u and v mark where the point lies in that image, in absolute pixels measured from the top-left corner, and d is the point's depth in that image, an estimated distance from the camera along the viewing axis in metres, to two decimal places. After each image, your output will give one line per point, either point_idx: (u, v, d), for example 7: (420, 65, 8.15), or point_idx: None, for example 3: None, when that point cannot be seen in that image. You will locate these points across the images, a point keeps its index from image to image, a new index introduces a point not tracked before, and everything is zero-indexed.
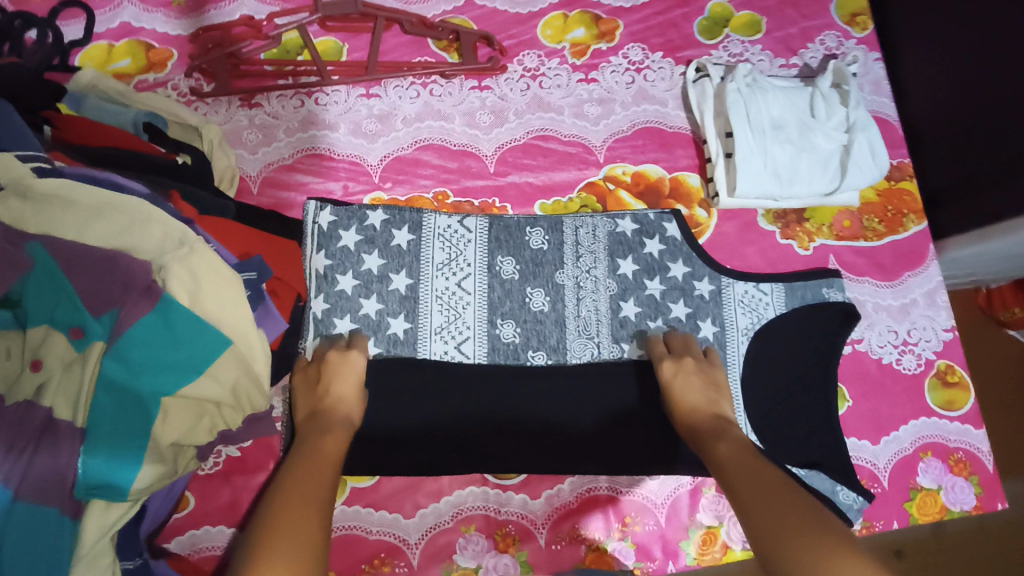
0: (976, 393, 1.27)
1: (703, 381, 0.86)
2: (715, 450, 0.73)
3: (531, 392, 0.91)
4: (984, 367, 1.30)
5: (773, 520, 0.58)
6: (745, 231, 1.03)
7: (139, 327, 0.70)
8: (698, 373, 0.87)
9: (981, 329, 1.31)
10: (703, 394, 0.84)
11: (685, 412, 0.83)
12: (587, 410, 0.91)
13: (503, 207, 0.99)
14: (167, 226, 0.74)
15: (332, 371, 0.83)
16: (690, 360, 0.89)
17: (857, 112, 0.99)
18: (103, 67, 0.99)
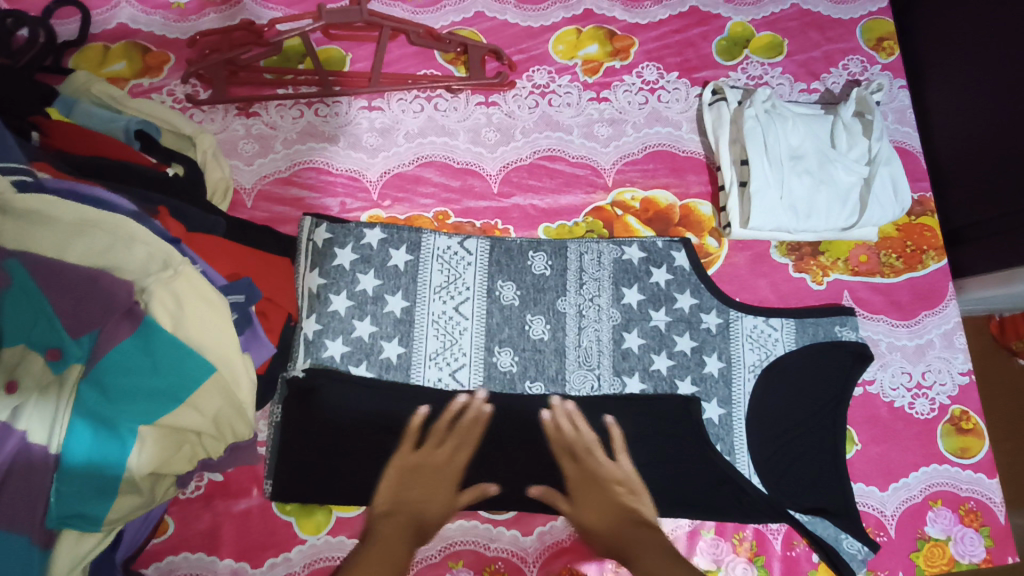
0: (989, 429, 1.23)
1: (602, 495, 0.87)
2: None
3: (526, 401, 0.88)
4: (998, 402, 1.25)
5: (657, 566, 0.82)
6: (756, 263, 0.99)
7: (119, 353, 0.67)
8: (597, 485, 0.87)
9: (996, 362, 1.26)
10: (608, 506, 0.86)
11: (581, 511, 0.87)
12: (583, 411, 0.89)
13: (505, 229, 0.95)
14: (151, 246, 0.71)
15: (427, 479, 0.85)
16: (587, 465, 0.87)
17: (880, 144, 0.95)
18: (98, 69, 0.95)
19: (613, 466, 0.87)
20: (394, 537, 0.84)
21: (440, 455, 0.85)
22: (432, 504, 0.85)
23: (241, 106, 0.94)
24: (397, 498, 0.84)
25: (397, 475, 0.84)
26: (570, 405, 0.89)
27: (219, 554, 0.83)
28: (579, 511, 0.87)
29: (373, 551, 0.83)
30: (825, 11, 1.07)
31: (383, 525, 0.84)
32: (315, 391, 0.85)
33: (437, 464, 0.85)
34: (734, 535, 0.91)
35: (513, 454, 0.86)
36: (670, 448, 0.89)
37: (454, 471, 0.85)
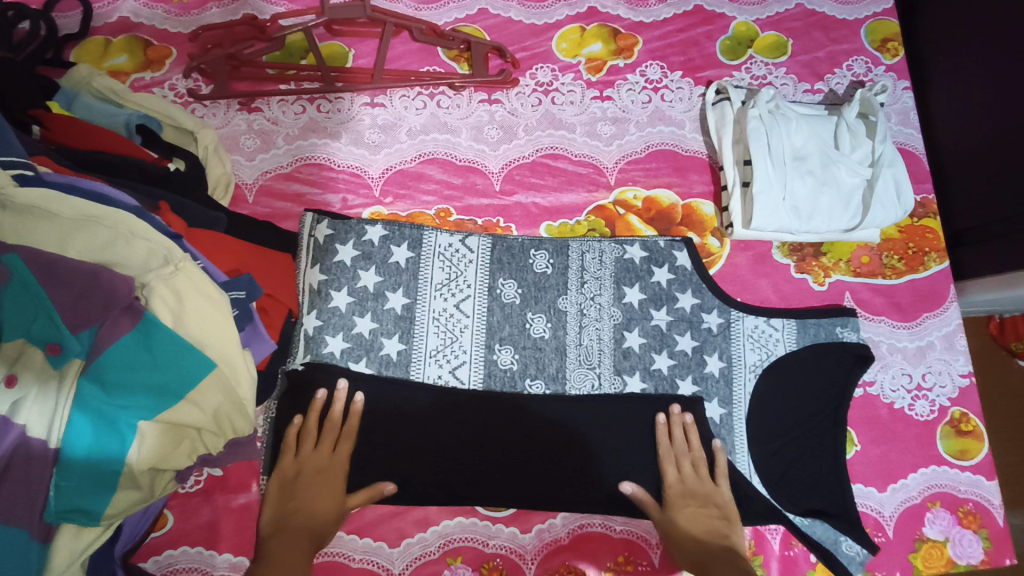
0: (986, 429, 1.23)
1: (696, 510, 0.85)
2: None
3: (528, 409, 0.88)
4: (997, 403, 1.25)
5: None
6: (758, 263, 0.99)
7: (119, 349, 0.67)
8: (696, 499, 0.86)
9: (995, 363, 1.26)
10: (707, 525, 0.84)
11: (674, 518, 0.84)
12: (602, 423, 0.88)
13: (507, 227, 0.95)
14: (152, 242, 0.71)
15: (308, 484, 0.82)
16: (690, 478, 0.86)
17: (884, 146, 0.94)
18: (99, 63, 0.94)
19: (716, 490, 0.87)
20: (293, 550, 0.76)
21: (322, 456, 0.83)
22: (316, 513, 0.80)
23: (243, 101, 0.94)
24: (285, 509, 0.80)
25: (280, 485, 0.82)
26: (688, 417, 0.89)
27: (218, 548, 0.83)
28: (674, 521, 0.84)
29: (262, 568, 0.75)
30: (829, 12, 1.07)
31: (273, 542, 0.77)
32: (314, 384, 0.86)
33: (320, 463, 0.83)
34: None
35: (512, 449, 0.87)
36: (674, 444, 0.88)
37: (339, 467, 0.83)
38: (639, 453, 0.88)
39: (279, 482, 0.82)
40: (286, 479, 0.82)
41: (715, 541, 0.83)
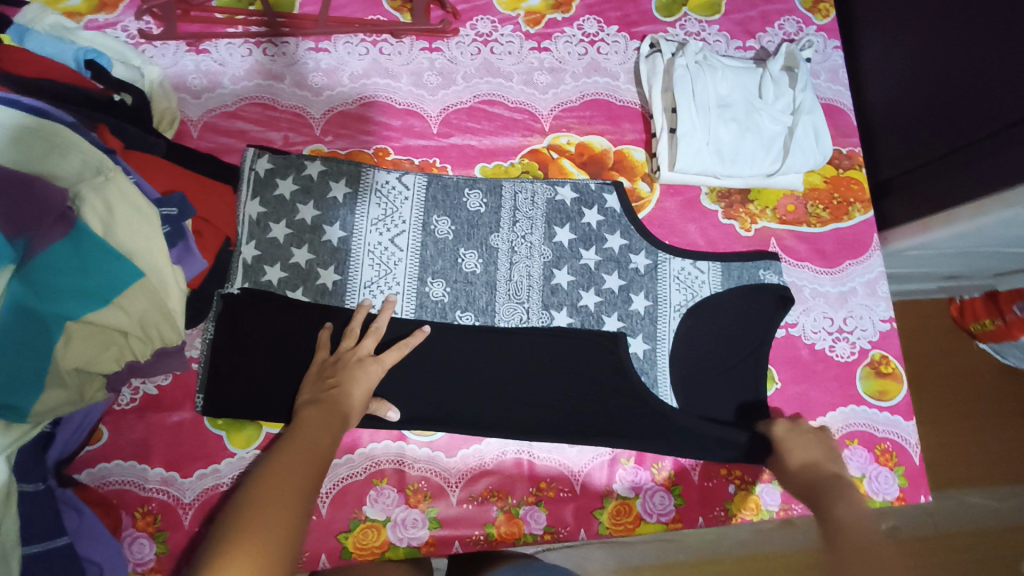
0: (942, 400, 1.36)
1: (807, 439, 0.86)
2: (834, 509, 0.73)
3: (451, 349, 0.92)
4: (956, 381, 1.37)
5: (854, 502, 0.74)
6: (686, 208, 1.02)
7: (51, 254, 0.70)
8: (802, 430, 0.87)
9: (955, 345, 1.39)
10: (819, 455, 0.84)
11: (783, 447, 0.86)
12: (529, 360, 0.92)
13: (443, 167, 0.99)
14: (84, 154, 0.75)
15: (352, 370, 0.82)
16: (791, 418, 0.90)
17: (804, 95, 0.99)
18: (54, 4, 0.98)
19: (824, 435, 0.88)
20: (319, 425, 0.75)
21: (363, 351, 0.84)
22: (349, 399, 0.80)
23: (191, 42, 0.98)
24: (321, 389, 0.80)
25: (317, 372, 0.83)
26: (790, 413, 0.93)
27: (150, 463, 0.87)
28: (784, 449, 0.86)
29: (300, 432, 0.73)
30: None
31: (310, 410, 0.77)
32: (245, 309, 0.89)
33: (360, 358, 0.83)
34: (653, 464, 0.93)
35: (434, 376, 0.90)
36: (590, 377, 0.92)
37: (375, 365, 0.83)
38: (556, 387, 0.92)
39: (318, 369, 0.83)
40: (320, 368, 0.83)
41: (823, 464, 0.82)
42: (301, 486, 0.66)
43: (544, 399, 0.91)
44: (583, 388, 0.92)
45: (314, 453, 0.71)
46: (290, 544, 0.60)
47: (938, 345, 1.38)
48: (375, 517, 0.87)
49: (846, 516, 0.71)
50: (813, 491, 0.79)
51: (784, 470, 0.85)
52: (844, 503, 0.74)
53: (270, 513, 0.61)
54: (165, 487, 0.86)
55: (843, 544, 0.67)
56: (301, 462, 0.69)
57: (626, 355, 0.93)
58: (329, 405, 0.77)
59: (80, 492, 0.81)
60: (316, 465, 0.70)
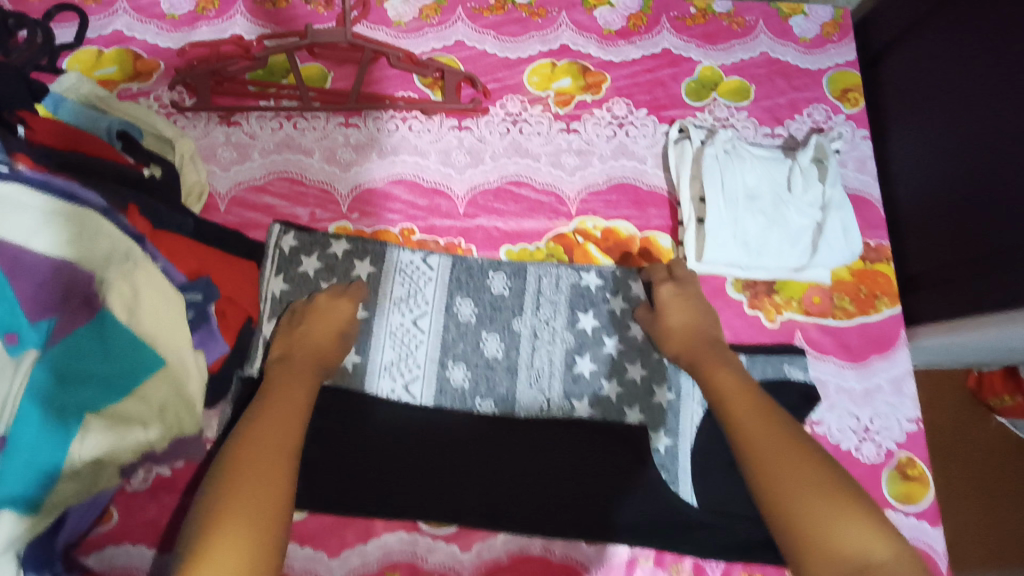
0: (959, 474, 1.34)
1: (695, 318, 0.92)
2: (716, 381, 0.84)
3: (473, 441, 0.90)
4: (973, 462, 1.35)
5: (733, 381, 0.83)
6: (711, 297, 1.01)
7: (73, 340, 0.71)
8: (683, 295, 0.94)
9: (973, 425, 1.37)
10: (694, 318, 0.92)
11: (673, 332, 0.92)
12: (547, 461, 0.90)
13: (468, 249, 0.98)
14: (114, 239, 0.75)
15: (320, 312, 0.89)
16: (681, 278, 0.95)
17: (833, 190, 0.98)
18: (90, 72, 0.99)
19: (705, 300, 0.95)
20: (290, 377, 0.81)
21: (329, 293, 0.91)
22: (318, 336, 0.87)
23: (223, 115, 0.98)
24: (291, 338, 0.87)
25: (287, 326, 0.89)
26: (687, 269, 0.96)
27: (159, 548, 0.85)
28: (665, 317, 0.93)
29: (277, 383, 0.80)
30: (793, 61, 1.11)
31: (278, 367, 0.83)
32: None
33: (325, 299, 0.90)
34: (672, 565, 0.89)
35: (450, 463, 0.88)
36: (611, 478, 0.90)
37: (343, 307, 0.89)
38: (574, 481, 0.89)
39: (289, 318, 0.89)
40: (291, 316, 0.89)
41: (698, 333, 0.91)
42: (280, 431, 0.72)
43: (559, 491, 0.89)
44: (603, 482, 0.89)
45: (295, 394, 0.78)
46: (288, 467, 0.69)
47: (955, 421, 1.37)
48: None
49: (735, 395, 0.81)
50: (693, 360, 0.88)
51: (665, 332, 0.92)
52: (725, 375, 0.84)
53: (258, 445, 0.69)
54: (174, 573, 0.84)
55: (731, 412, 0.79)
56: (276, 411, 0.74)
57: (640, 447, 0.91)
58: (300, 358, 0.84)
59: None
60: (292, 411, 0.76)
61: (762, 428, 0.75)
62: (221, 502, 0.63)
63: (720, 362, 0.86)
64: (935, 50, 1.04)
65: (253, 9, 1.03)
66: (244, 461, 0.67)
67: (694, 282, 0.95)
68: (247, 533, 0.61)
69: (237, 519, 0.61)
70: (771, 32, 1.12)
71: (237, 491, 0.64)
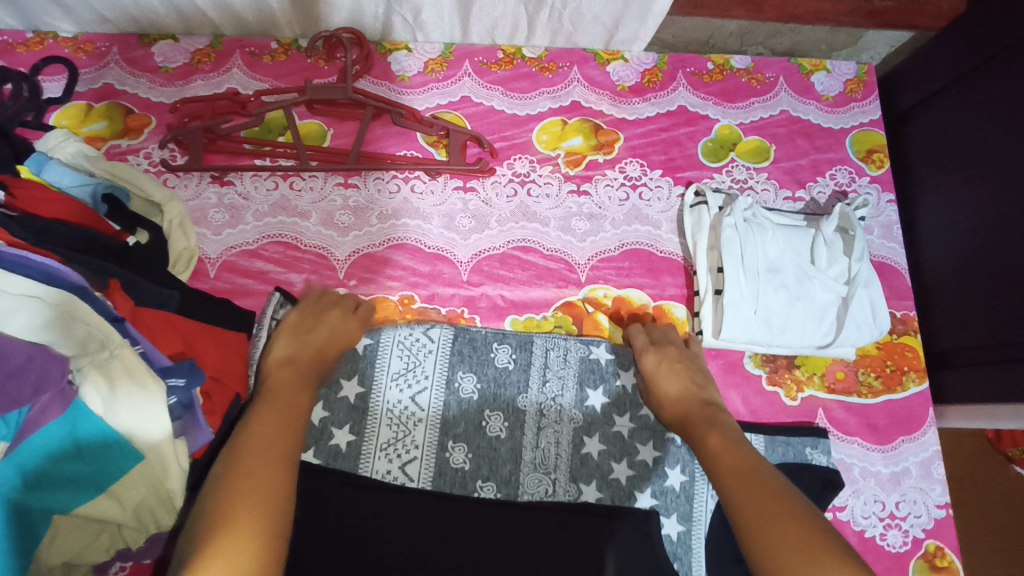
0: (979, 531, 1.27)
1: (685, 379, 0.86)
2: (709, 441, 0.77)
3: (481, 525, 0.81)
4: (994, 522, 1.28)
5: (728, 445, 0.75)
6: (728, 372, 0.96)
7: (42, 435, 0.64)
8: (671, 358, 0.88)
9: (997, 484, 1.30)
10: (687, 380, 0.86)
11: (670, 400, 0.85)
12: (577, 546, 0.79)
13: (472, 318, 0.93)
14: (91, 324, 0.69)
15: (326, 322, 0.85)
16: (663, 339, 0.91)
17: (860, 264, 0.92)
18: (77, 128, 0.94)
19: (695, 352, 0.91)
20: (297, 381, 0.77)
21: (340, 305, 0.87)
22: (327, 349, 0.83)
23: (216, 175, 0.93)
24: (301, 342, 0.82)
25: (294, 324, 0.84)
26: (670, 325, 0.93)
27: None
28: (657, 382, 0.86)
29: (277, 390, 0.75)
30: (814, 120, 1.06)
31: (281, 370, 0.79)
32: None
33: (340, 312, 0.86)
34: None
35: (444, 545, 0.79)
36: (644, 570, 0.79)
37: (355, 323, 0.87)
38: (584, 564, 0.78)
39: (296, 320, 0.85)
40: (299, 318, 0.85)
41: (694, 396, 0.85)
42: (280, 437, 0.68)
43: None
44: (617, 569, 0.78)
45: (296, 405, 0.74)
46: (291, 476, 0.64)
47: (974, 480, 1.31)
48: None
49: (729, 452, 0.74)
50: (687, 424, 0.82)
51: (659, 402, 0.86)
52: (716, 436, 0.77)
53: (260, 453, 0.65)
54: None
55: (722, 476, 0.72)
56: (278, 417, 0.70)
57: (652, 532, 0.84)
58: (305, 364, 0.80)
59: None
60: (295, 418, 0.72)
61: (752, 491, 0.67)
62: (226, 505, 0.58)
63: (710, 424, 0.79)
64: (964, 116, 0.99)
65: (252, 63, 0.99)
66: (246, 468, 0.62)
67: (672, 342, 0.90)
68: (257, 535, 0.56)
69: (242, 530, 0.56)
70: (791, 89, 1.08)
71: (243, 497, 0.59)
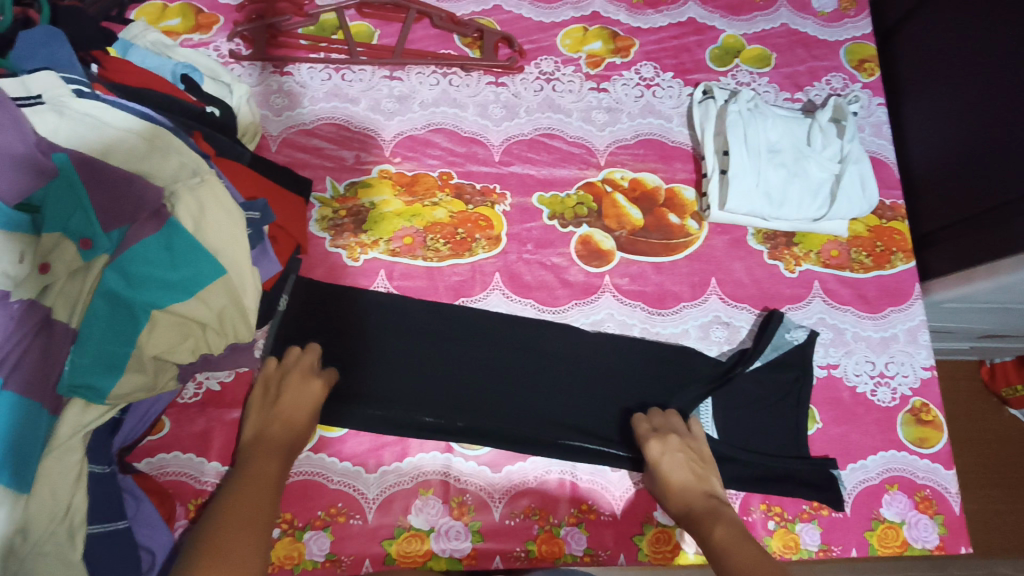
0: (967, 451, 1.37)
1: (686, 470, 0.86)
2: (714, 534, 0.78)
3: (512, 375, 0.95)
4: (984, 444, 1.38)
5: (736, 540, 0.76)
6: (734, 247, 1.06)
7: (143, 245, 0.75)
8: (671, 445, 0.87)
9: (979, 397, 1.40)
10: (689, 470, 0.86)
11: (674, 491, 0.85)
12: (587, 389, 0.96)
13: (502, 194, 1.03)
14: (183, 157, 0.81)
15: (289, 389, 0.85)
16: (658, 427, 0.90)
17: (851, 145, 1.04)
18: (155, 23, 1.07)
19: (697, 438, 0.91)
20: (266, 459, 0.79)
21: (300, 372, 0.87)
22: (293, 419, 0.84)
23: (277, 65, 1.06)
24: (266, 421, 0.84)
25: (262, 399, 0.86)
26: (660, 413, 0.93)
27: (208, 457, 0.89)
28: (659, 469, 0.86)
29: (242, 483, 0.76)
30: (812, 32, 1.18)
31: (250, 454, 0.80)
32: (308, 316, 0.95)
33: (300, 378, 0.87)
34: None
35: (471, 386, 0.93)
36: (645, 394, 0.96)
37: (318, 395, 0.86)
38: (585, 390, 0.95)
39: (263, 394, 0.87)
40: (265, 389, 0.87)
41: (696, 487, 0.85)
42: (247, 536, 0.68)
43: (569, 401, 0.94)
44: (613, 390, 0.96)
45: (254, 501, 0.73)
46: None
47: (965, 407, 1.40)
48: (419, 527, 0.87)
49: (730, 547, 0.75)
50: (692, 518, 0.83)
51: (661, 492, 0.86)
52: (723, 528, 0.78)
53: (219, 555, 0.65)
54: (219, 481, 0.88)
55: (728, 569, 0.73)
56: (242, 513, 0.71)
57: (645, 362, 0.97)
58: (273, 440, 0.82)
59: (138, 479, 0.85)
60: (262, 508, 0.73)
61: None
62: None
63: (715, 519, 0.80)
64: (944, 21, 1.10)
65: None
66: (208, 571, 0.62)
67: (672, 429, 0.90)
68: None
69: None
70: (791, 5, 1.19)
71: None
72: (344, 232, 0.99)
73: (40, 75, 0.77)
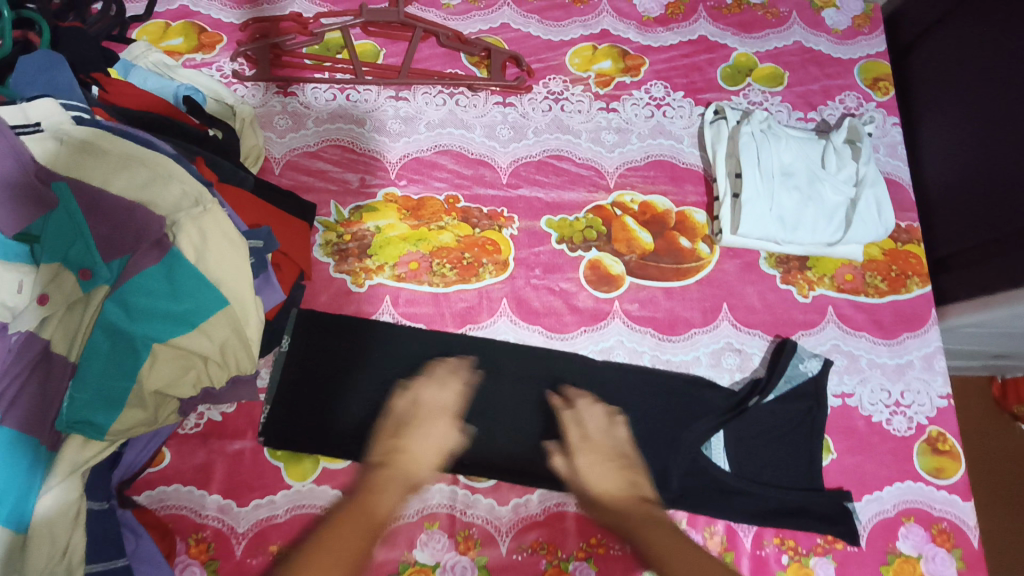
0: (983, 474, 1.34)
1: (616, 476, 0.83)
2: (648, 542, 0.76)
3: (518, 405, 0.92)
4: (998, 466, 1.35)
5: (668, 545, 0.75)
6: (746, 271, 1.04)
7: (143, 277, 0.73)
8: (603, 454, 0.84)
9: (993, 418, 1.38)
10: (618, 476, 0.83)
11: (604, 499, 0.82)
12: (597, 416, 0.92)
13: (510, 217, 1.01)
14: (185, 184, 0.78)
15: (426, 426, 0.84)
16: (588, 432, 0.87)
17: (867, 168, 1.02)
18: (157, 42, 1.05)
19: (618, 435, 0.87)
20: (383, 489, 0.77)
21: (437, 405, 0.86)
22: (416, 463, 0.81)
23: (281, 85, 1.04)
24: (388, 450, 0.82)
25: (392, 428, 0.84)
26: (590, 408, 0.89)
27: (208, 490, 0.86)
28: (588, 477, 0.83)
29: (340, 520, 0.73)
30: (825, 50, 1.16)
31: (372, 481, 0.78)
32: (311, 349, 0.92)
33: (434, 414, 0.85)
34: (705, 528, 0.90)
35: (477, 416, 0.91)
36: (658, 424, 0.93)
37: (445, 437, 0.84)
38: None
39: (393, 423, 0.84)
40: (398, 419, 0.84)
41: (626, 494, 0.82)
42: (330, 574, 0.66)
43: None
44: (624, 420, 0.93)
45: (346, 546, 0.70)
46: None
47: (978, 429, 1.38)
48: (424, 562, 0.85)
49: (671, 556, 0.74)
50: (620, 525, 0.80)
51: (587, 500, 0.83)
52: (657, 536, 0.77)
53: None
54: (219, 515, 0.85)
55: None
56: (333, 554, 0.68)
57: (656, 391, 0.95)
58: (398, 474, 0.79)
59: (137, 514, 0.83)
60: (348, 556, 0.69)
61: None
62: None
63: (648, 524, 0.78)
64: (958, 41, 1.08)
65: None
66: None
67: (604, 434, 0.87)
68: None
69: None
70: (804, 22, 1.17)
71: None
72: (349, 257, 0.97)
73: (40, 102, 0.75)
